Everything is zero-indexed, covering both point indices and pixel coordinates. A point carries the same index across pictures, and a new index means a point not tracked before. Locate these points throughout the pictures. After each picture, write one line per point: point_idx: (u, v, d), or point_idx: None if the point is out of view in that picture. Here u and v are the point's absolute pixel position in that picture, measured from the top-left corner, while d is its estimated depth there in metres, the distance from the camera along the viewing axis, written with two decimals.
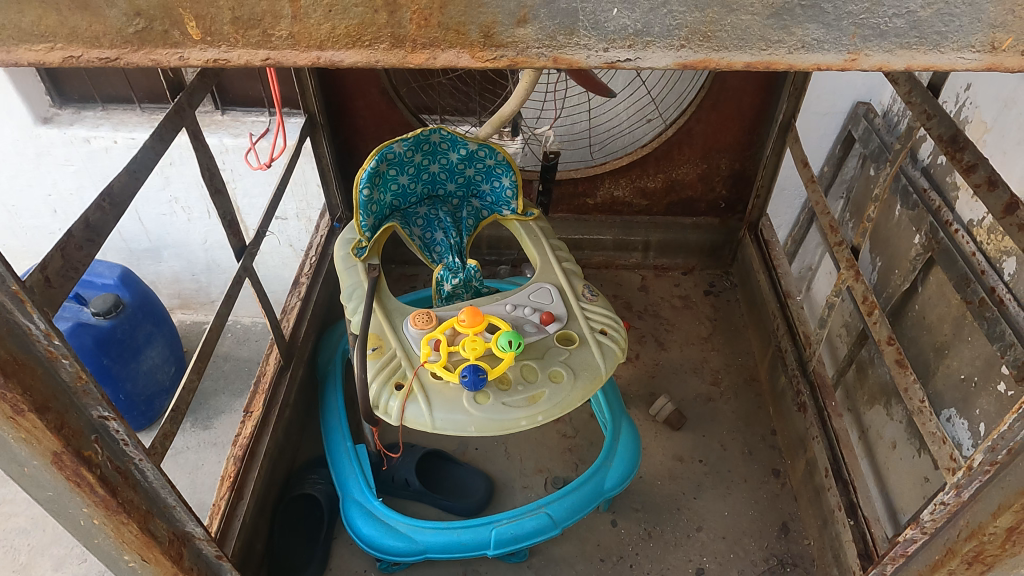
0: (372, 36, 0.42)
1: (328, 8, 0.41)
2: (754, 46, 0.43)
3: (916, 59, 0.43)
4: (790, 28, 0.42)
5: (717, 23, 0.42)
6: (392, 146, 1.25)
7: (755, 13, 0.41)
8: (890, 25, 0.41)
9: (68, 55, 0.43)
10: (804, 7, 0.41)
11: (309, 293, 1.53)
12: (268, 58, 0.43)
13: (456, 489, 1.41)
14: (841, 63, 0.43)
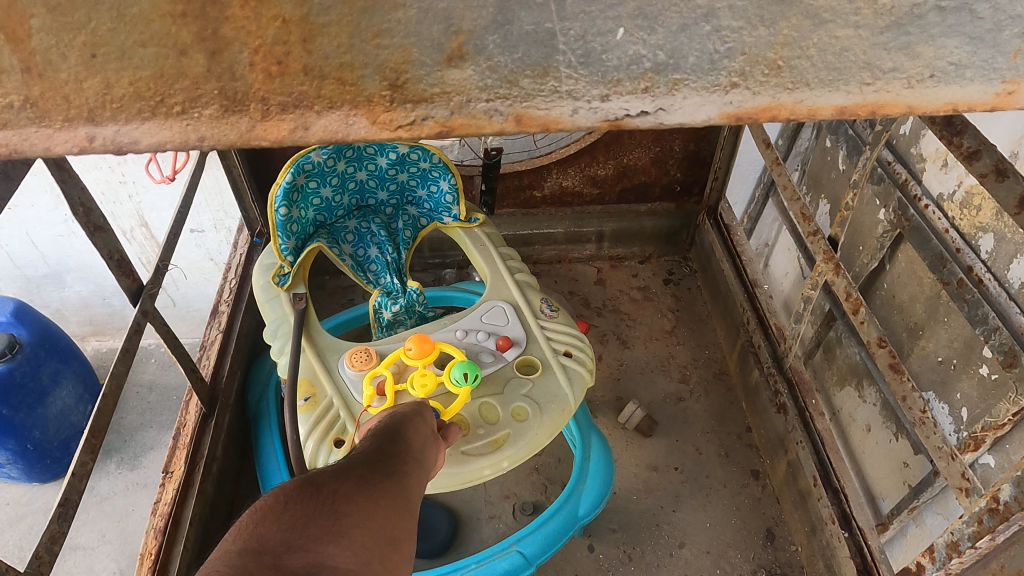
0: (185, 94, 0.35)
1: (110, 54, 0.33)
2: (853, 80, 0.38)
3: None
4: (915, 46, 0.37)
5: (792, 46, 0.37)
6: (310, 156, 1.07)
7: (859, 27, 0.37)
8: None
9: None
10: (942, 10, 0.37)
11: (231, 324, 1.35)
12: (7, 144, 0.35)
13: (416, 528, 1.27)
14: (993, 99, 0.39)
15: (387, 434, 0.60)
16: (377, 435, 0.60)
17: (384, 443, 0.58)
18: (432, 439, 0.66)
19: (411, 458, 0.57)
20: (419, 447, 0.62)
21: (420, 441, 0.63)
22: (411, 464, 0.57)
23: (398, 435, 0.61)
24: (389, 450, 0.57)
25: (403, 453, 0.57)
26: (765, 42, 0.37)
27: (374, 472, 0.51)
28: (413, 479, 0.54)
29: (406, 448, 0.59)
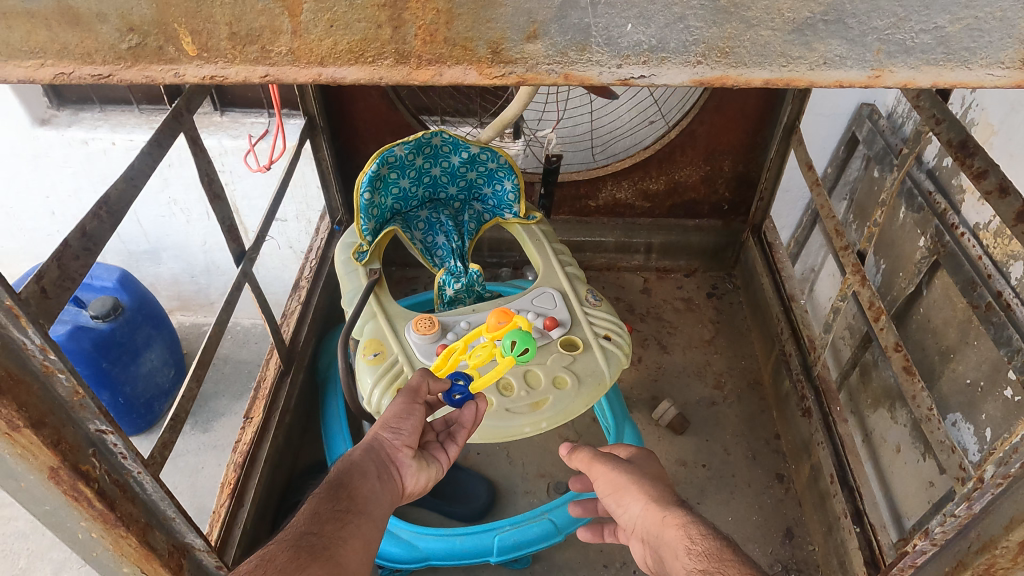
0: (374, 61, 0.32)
1: (329, 22, 0.31)
2: (773, 62, 0.33)
3: (943, 77, 0.34)
4: (811, 45, 0.33)
5: (736, 39, 0.32)
6: (393, 150, 1.24)
7: (775, 29, 0.32)
8: (916, 41, 0.33)
9: (61, 72, 0.33)
10: (826, 22, 0.32)
11: (309, 298, 1.52)
12: (267, 75, 0.33)
13: (457, 494, 1.39)
14: (862, 82, 0.35)
15: (330, 494, 0.75)
16: (323, 493, 0.75)
17: (325, 505, 0.73)
18: (385, 478, 0.81)
19: (350, 515, 0.73)
20: (362, 495, 0.77)
21: (365, 488, 0.78)
22: (348, 521, 0.72)
23: (343, 491, 0.76)
24: (328, 511, 0.73)
25: (341, 511, 0.73)
26: (712, 37, 0.32)
27: (306, 546, 0.66)
28: (348, 537, 0.70)
29: (346, 506, 0.74)
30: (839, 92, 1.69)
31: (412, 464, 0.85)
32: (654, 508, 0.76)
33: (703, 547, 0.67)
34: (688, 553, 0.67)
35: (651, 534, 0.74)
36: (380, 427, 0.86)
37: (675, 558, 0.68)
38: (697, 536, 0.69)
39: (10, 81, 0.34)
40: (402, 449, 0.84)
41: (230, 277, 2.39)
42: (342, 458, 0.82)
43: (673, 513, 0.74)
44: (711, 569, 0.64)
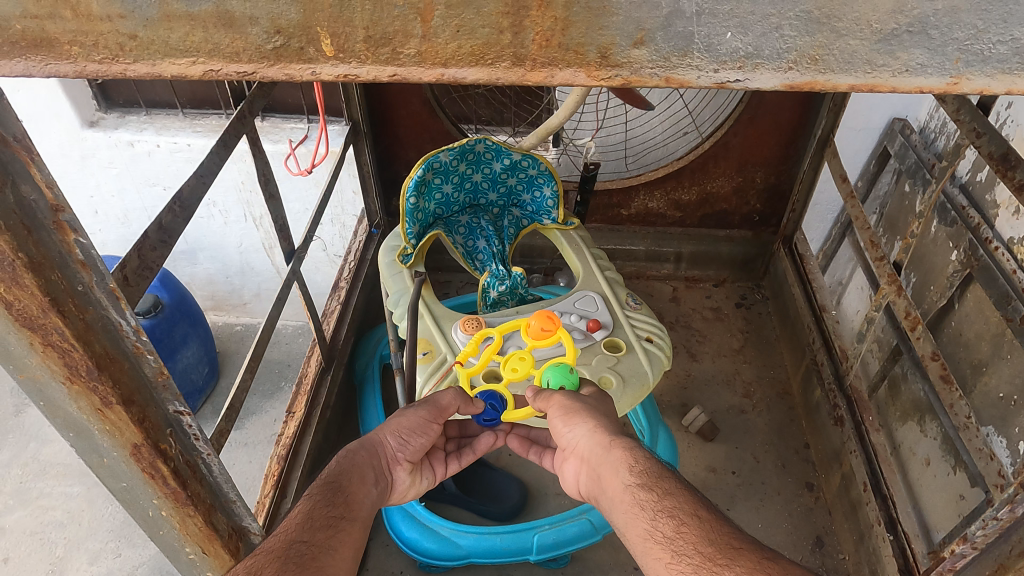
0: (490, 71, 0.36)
1: (457, 28, 0.35)
2: (859, 68, 0.34)
3: (1018, 85, 0.34)
4: (896, 53, 0.34)
5: (827, 47, 0.34)
6: (438, 156, 1.28)
7: (863, 38, 0.34)
8: (993, 51, 0.33)
9: (210, 69, 0.37)
10: (912, 34, 0.33)
11: (348, 298, 1.56)
12: (396, 74, 0.37)
13: (491, 493, 1.42)
14: (940, 88, 0.35)
15: (325, 496, 0.68)
16: (316, 496, 0.68)
17: (319, 508, 0.66)
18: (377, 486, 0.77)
19: (344, 522, 0.66)
20: (356, 502, 0.70)
21: (360, 495, 0.72)
22: (342, 526, 0.65)
23: (339, 493, 0.70)
24: (322, 516, 0.65)
25: (335, 518, 0.66)
26: (805, 44, 0.34)
27: (295, 555, 0.58)
28: (340, 544, 0.63)
29: (341, 508, 0.68)
30: (870, 107, 1.72)
31: (405, 477, 0.84)
32: (602, 434, 0.80)
33: (642, 467, 0.71)
34: (628, 470, 0.71)
35: (592, 457, 0.78)
36: (384, 433, 0.84)
37: (614, 477, 0.72)
38: (638, 458, 0.73)
39: (164, 76, 0.38)
40: (401, 462, 0.83)
41: (264, 278, 2.44)
42: (336, 458, 0.77)
43: (617, 439, 0.78)
44: (649, 483, 0.68)
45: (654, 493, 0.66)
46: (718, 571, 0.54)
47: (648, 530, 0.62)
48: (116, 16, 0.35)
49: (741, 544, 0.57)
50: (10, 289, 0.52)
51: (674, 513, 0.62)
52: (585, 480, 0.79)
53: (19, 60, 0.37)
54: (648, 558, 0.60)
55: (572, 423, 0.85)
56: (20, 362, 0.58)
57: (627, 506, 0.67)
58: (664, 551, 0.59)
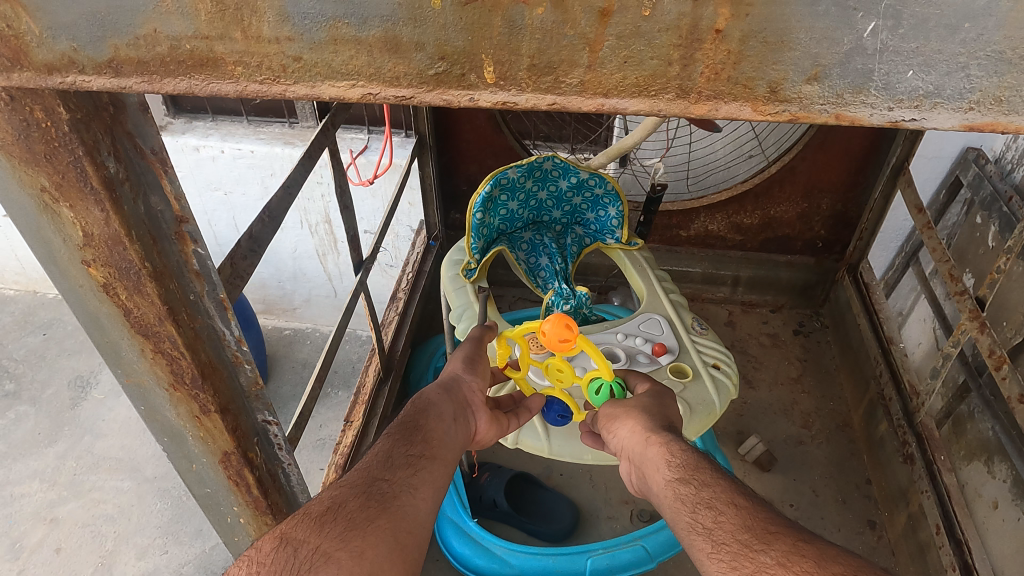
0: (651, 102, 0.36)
1: (624, 59, 0.34)
2: None
3: None
4: None
5: (1016, 88, 0.32)
6: (507, 172, 1.27)
7: None
8: None
9: (368, 93, 0.37)
10: None
11: (406, 309, 1.57)
12: (554, 103, 0.36)
13: (543, 513, 1.39)
14: None
15: (404, 433, 0.66)
16: (396, 435, 0.66)
17: (398, 446, 0.64)
18: (459, 423, 0.74)
19: (426, 458, 0.63)
20: (438, 437, 0.68)
21: (439, 430, 0.69)
22: (425, 462, 0.63)
23: (418, 431, 0.67)
24: (403, 454, 0.63)
25: (416, 455, 0.63)
26: (992, 86, 0.33)
27: (376, 493, 0.56)
28: (425, 481, 0.60)
29: (422, 445, 0.65)
30: (944, 134, 1.68)
31: (484, 412, 0.80)
32: (641, 431, 0.73)
33: (682, 460, 0.65)
34: (668, 465, 0.65)
35: (634, 454, 0.72)
36: (454, 367, 0.83)
37: (655, 472, 0.66)
38: (677, 451, 0.67)
39: (322, 98, 0.38)
40: (475, 390, 0.81)
41: (315, 285, 2.48)
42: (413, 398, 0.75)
43: (656, 435, 0.71)
44: (688, 478, 0.62)
45: (690, 486, 0.61)
46: (756, 556, 0.50)
47: (687, 523, 0.57)
48: (284, 38, 0.36)
49: (779, 528, 0.52)
50: (131, 297, 0.52)
51: (713, 503, 0.57)
52: (635, 482, 0.72)
53: (183, 78, 0.38)
54: (693, 549, 0.55)
55: (613, 427, 0.79)
56: (127, 367, 0.59)
57: (669, 501, 0.61)
58: (705, 541, 0.54)
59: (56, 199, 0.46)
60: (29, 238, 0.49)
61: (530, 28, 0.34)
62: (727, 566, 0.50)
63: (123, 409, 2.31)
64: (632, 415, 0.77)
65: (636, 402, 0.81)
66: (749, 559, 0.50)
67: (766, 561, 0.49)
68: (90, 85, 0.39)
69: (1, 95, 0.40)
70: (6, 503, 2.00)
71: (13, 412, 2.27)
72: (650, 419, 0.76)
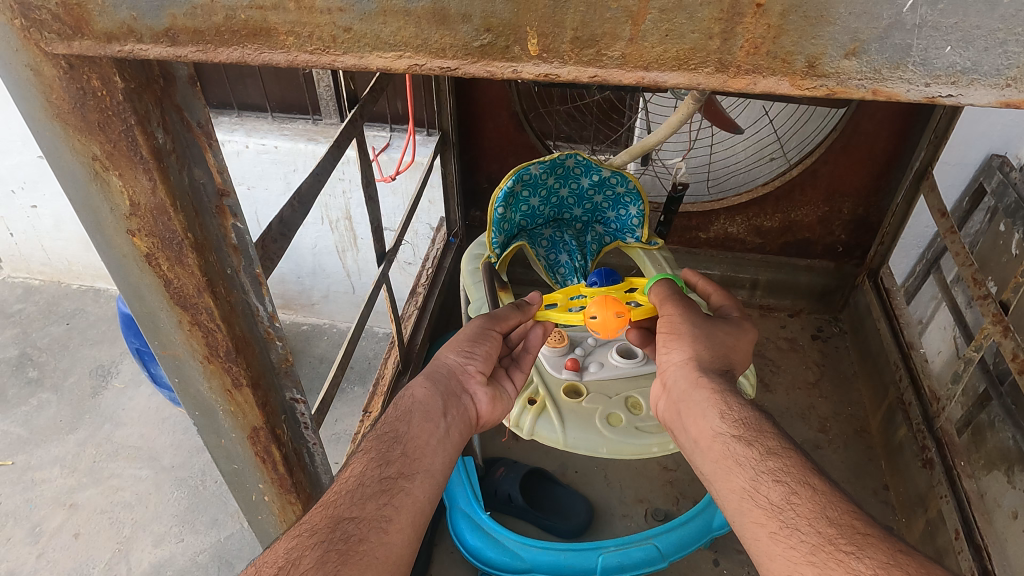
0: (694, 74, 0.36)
1: (666, 32, 0.35)
2: None
3: None
4: None
5: None
6: (529, 168, 1.29)
7: None
8: None
9: (415, 63, 0.38)
10: None
11: (426, 303, 1.58)
12: (596, 76, 0.38)
13: (556, 509, 1.39)
14: None
15: (380, 451, 0.67)
16: (372, 454, 0.67)
17: (372, 468, 0.64)
18: (452, 413, 0.76)
19: (400, 480, 0.64)
20: (419, 448, 0.69)
21: (422, 436, 0.70)
22: (400, 487, 0.63)
23: (394, 446, 0.68)
24: (375, 479, 0.63)
25: (389, 479, 0.64)
26: None
27: (340, 538, 0.56)
28: (396, 513, 0.61)
29: (397, 463, 0.66)
30: (967, 140, 1.67)
31: (484, 393, 0.82)
32: (693, 369, 0.74)
33: (741, 417, 0.65)
34: (723, 418, 0.66)
35: (680, 390, 0.73)
36: (447, 352, 0.84)
37: (704, 419, 0.67)
38: (734, 407, 0.67)
39: (369, 69, 0.39)
40: (473, 373, 0.82)
41: (334, 280, 2.50)
42: (402, 393, 0.77)
43: (708, 378, 0.71)
44: (748, 438, 0.62)
45: (755, 450, 0.60)
46: (847, 561, 0.48)
47: (749, 482, 0.58)
48: (336, 9, 0.37)
49: (874, 533, 0.50)
50: (173, 268, 0.54)
51: (781, 478, 0.57)
52: (664, 406, 0.76)
53: (237, 48, 0.39)
54: (747, 522, 0.56)
55: (668, 346, 0.79)
56: (165, 339, 0.61)
57: (716, 455, 0.63)
58: (771, 519, 0.54)
59: (107, 167, 0.48)
60: (78, 207, 0.51)
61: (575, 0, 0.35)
62: (804, 560, 0.50)
63: (142, 398, 2.34)
64: (692, 344, 0.77)
65: (705, 330, 0.79)
66: (838, 564, 0.48)
67: (858, 567, 0.47)
68: (147, 54, 0.40)
69: (61, 63, 0.42)
70: (27, 487, 2.03)
71: (35, 399, 2.31)
72: (709, 355, 0.76)
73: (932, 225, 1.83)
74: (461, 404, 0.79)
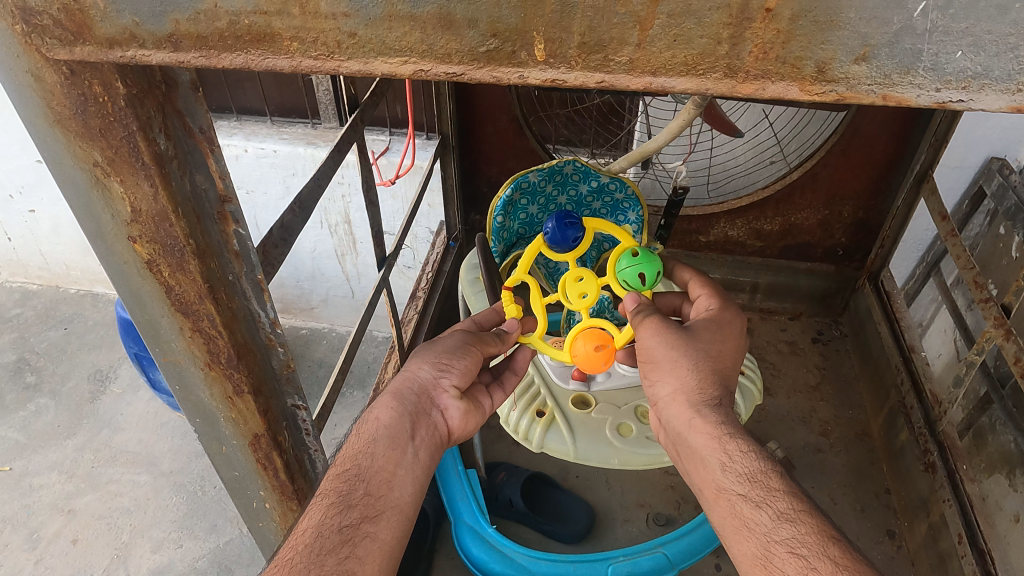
0: (702, 80, 0.36)
1: (674, 37, 0.35)
2: None
3: None
4: None
5: None
6: (528, 175, 1.29)
7: None
8: None
9: (420, 68, 0.38)
10: None
11: (426, 307, 1.57)
12: (603, 81, 0.37)
13: (560, 515, 1.38)
14: None
15: (340, 496, 0.67)
16: (332, 498, 0.67)
17: (332, 517, 0.65)
18: (421, 435, 0.76)
19: (362, 526, 0.65)
20: (383, 485, 0.70)
21: (385, 473, 0.70)
22: (363, 533, 0.65)
23: (353, 491, 0.68)
24: (335, 530, 0.64)
25: (348, 530, 0.64)
26: None
27: None
28: (358, 566, 0.62)
29: (358, 508, 0.67)
30: (967, 143, 1.67)
31: (457, 406, 0.81)
32: (684, 404, 0.71)
33: (746, 468, 0.63)
34: (726, 471, 0.64)
35: (677, 430, 0.71)
36: (421, 363, 0.82)
37: (706, 468, 0.66)
38: (738, 454, 0.64)
39: (374, 74, 0.39)
40: (446, 388, 0.81)
41: (333, 284, 2.49)
42: (366, 417, 0.77)
43: (704, 417, 0.69)
44: (755, 497, 0.61)
45: (765, 513, 0.59)
46: None
47: (761, 549, 0.57)
48: (341, 14, 0.37)
49: None
50: (174, 274, 0.54)
51: (798, 548, 0.55)
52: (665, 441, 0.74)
53: (240, 53, 0.39)
54: None
55: (651, 377, 0.75)
56: (166, 346, 0.60)
57: (723, 511, 0.62)
58: None
59: (108, 174, 0.47)
60: (79, 213, 0.51)
61: (583, 5, 0.35)
62: None
63: (141, 403, 2.33)
64: (678, 373, 0.73)
65: (684, 350, 0.74)
66: None
67: None
68: (149, 60, 0.40)
69: (62, 69, 0.42)
70: (25, 493, 2.02)
71: (33, 404, 2.30)
72: (697, 385, 0.71)
73: (932, 228, 1.83)
74: (431, 423, 0.79)
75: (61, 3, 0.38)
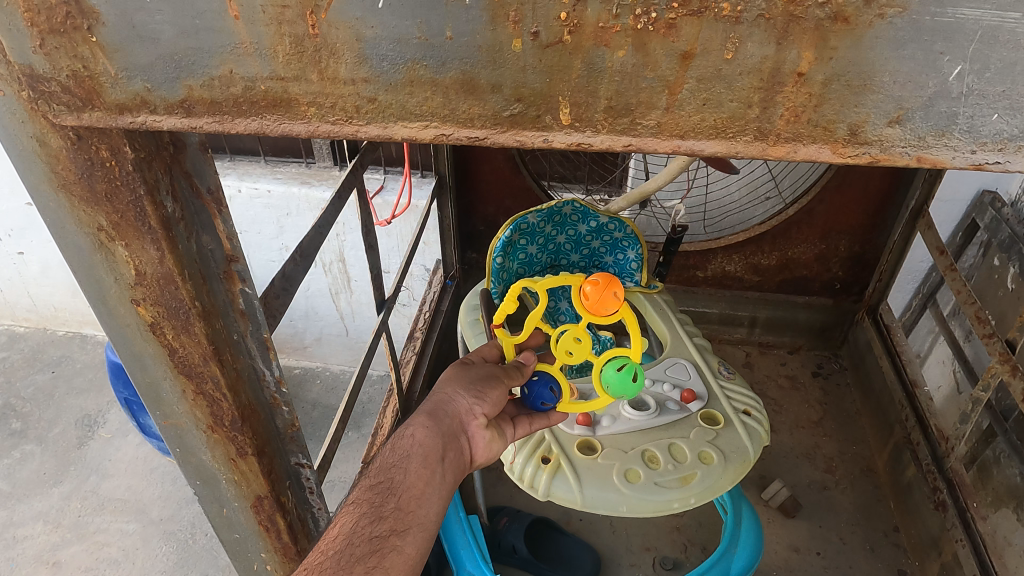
0: (733, 141, 0.35)
1: (703, 101, 0.34)
2: None
3: None
4: None
5: None
6: (527, 216, 1.28)
7: None
8: None
9: (442, 133, 0.37)
10: None
11: (424, 347, 1.55)
12: (629, 144, 0.36)
13: (564, 560, 1.35)
14: None
15: (372, 507, 0.67)
16: (365, 509, 0.67)
17: (364, 525, 0.64)
18: (451, 458, 0.74)
19: (391, 539, 0.64)
20: (411, 501, 0.68)
21: (415, 489, 0.69)
22: (390, 546, 0.63)
23: (385, 503, 0.67)
24: (367, 538, 0.63)
25: (381, 537, 0.63)
26: None
27: None
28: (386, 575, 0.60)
29: (389, 521, 0.66)
30: (958, 178, 1.68)
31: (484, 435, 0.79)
32: None
33: None
34: None
35: None
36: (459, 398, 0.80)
37: None
38: None
39: (394, 138, 0.38)
40: (478, 416, 0.78)
41: (328, 323, 2.47)
42: (401, 434, 0.75)
43: None
44: None
45: None
46: None
47: None
48: (360, 80, 0.36)
49: None
50: (178, 336, 0.52)
51: None
52: None
53: (254, 119, 0.38)
54: None
55: None
56: (167, 408, 0.58)
57: None
58: None
59: (112, 238, 0.46)
60: (80, 277, 0.49)
61: (611, 70, 0.34)
62: None
63: (130, 447, 2.28)
64: None
65: None
66: None
67: None
68: (161, 125, 0.38)
69: (68, 134, 0.40)
70: (8, 546, 1.95)
71: (18, 451, 2.24)
72: None
73: (928, 259, 1.84)
74: (460, 446, 0.76)
75: (71, 70, 0.36)
